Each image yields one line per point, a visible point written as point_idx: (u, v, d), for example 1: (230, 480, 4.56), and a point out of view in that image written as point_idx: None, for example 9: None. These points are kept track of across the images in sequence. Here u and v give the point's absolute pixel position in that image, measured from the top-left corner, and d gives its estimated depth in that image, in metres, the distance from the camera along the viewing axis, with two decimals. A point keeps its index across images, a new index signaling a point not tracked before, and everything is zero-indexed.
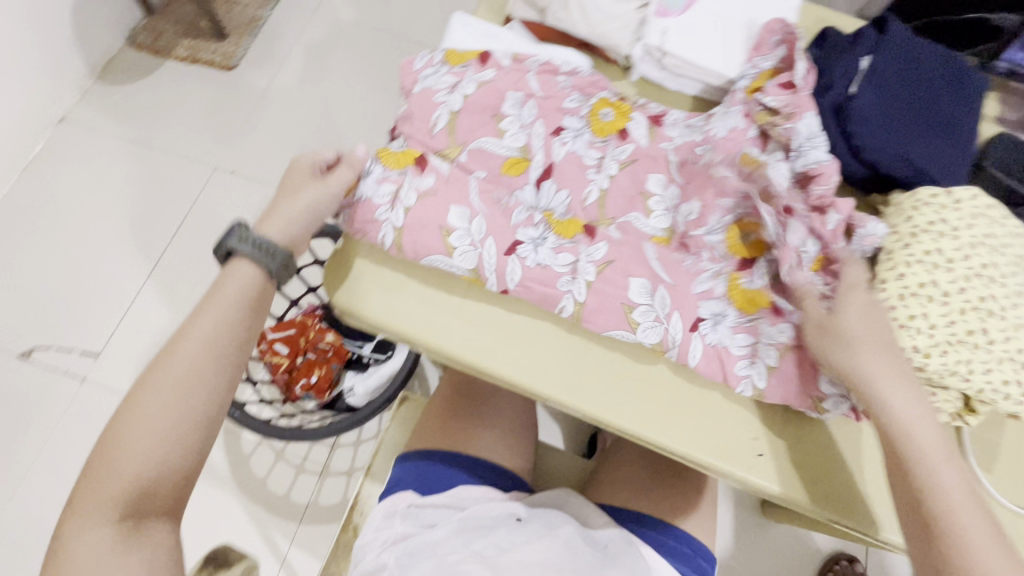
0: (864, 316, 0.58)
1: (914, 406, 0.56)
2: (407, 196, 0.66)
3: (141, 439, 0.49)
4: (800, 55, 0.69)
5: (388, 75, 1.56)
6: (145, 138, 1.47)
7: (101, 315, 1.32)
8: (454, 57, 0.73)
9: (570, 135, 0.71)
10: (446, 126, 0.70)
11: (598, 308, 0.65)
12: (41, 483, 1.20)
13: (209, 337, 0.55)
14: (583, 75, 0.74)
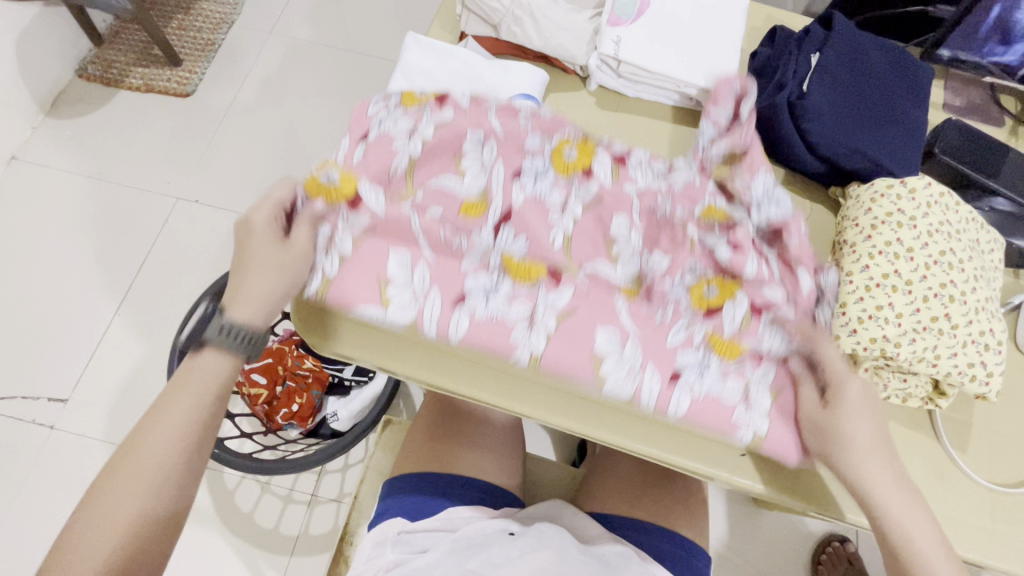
0: (867, 419, 0.57)
1: (911, 511, 0.55)
2: (342, 240, 0.62)
3: (108, 532, 0.46)
4: (749, 101, 0.65)
5: (350, 92, 1.54)
6: (102, 171, 1.43)
7: (67, 357, 1.27)
8: (410, 98, 0.70)
9: (530, 178, 0.69)
10: (405, 172, 0.67)
11: (558, 354, 0.61)
12: (14, 540, 1.14)
13: (177, 421, 0.51)
14: (544, 117, 0.72)
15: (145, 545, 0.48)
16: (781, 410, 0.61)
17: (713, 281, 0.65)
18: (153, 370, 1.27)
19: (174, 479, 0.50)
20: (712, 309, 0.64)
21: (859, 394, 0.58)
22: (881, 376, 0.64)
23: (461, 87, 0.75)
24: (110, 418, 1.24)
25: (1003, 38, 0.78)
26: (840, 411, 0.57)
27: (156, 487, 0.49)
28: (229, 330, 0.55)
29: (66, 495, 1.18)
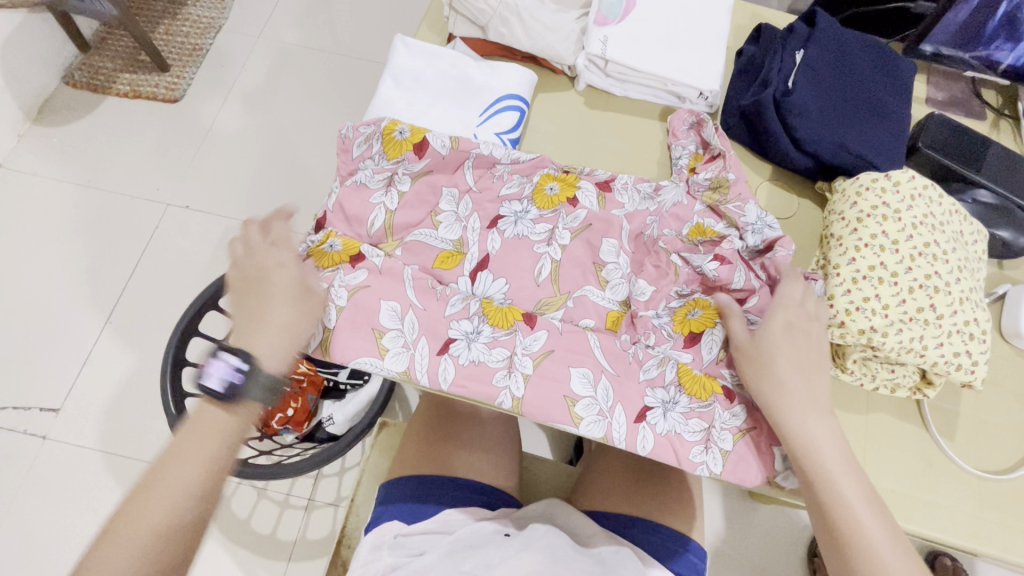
0: (788, 347, 0.57)
1: (820, 425, 0.54)
2: (338, 294, 0.62)
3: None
4: (716, 134, 0.73)
5: (339, 96, 1.54)
6: (91, 178, 1.42)
7: (59, 367, 1.26)
8: (392, 146, 0.70)
9: (509, 222, 0.69)
10: (383, 225, 0.68)
11: (536, 401, 0.60)
12: (8, 552, 1.13)
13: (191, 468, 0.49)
14: (524, 160, 0.72)
15: None
16: (743, 451, 0.61)
17: (697, 306, 0.67)
18: (146, 378, 1.27)
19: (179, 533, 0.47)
20: (693, 335, 0.66)
21: (785, 324, 0.58)
22: (869, 366, 0.64)
23: (449, 91, 0.76)
24: (103, 427, 1.23)
25: (1010, 36, 0.79)
26: (765, 339, 0.58)
27: (158, 536, 0.46)
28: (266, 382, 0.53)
29: (62, 504, 1.17)
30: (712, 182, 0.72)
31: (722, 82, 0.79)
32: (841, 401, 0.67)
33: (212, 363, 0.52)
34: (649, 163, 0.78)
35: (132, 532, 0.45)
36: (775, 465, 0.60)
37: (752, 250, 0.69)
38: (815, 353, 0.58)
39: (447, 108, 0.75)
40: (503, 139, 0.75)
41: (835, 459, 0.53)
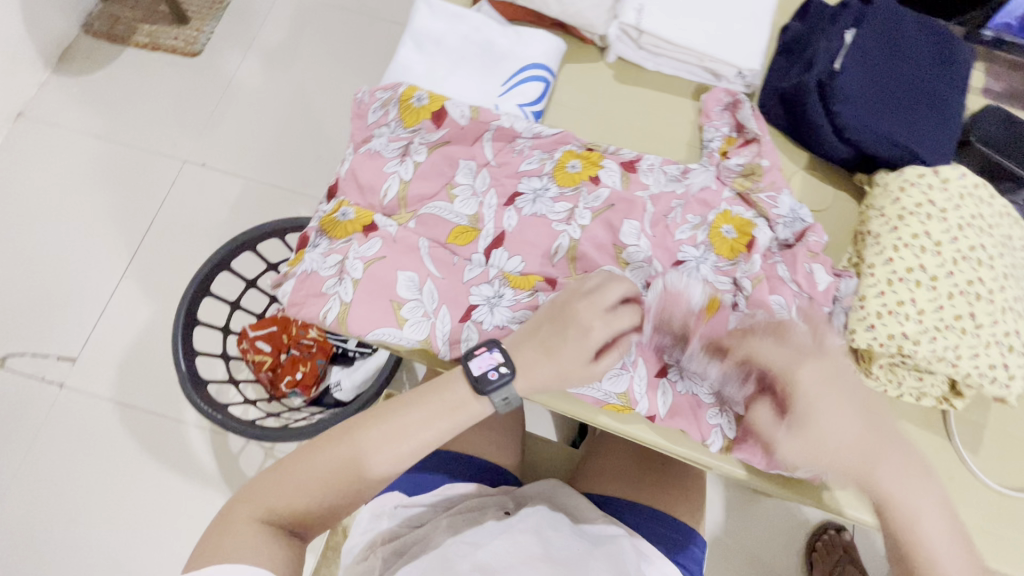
0: (844, 416, 0.51)
1: (910, 494, 0.51)
2: (354, 267, 0.62)
3: (327, 458, 0.56)
4: (753, 118, 0.70)
5: (360, 58, 1.49)
6: (109, 131, 1.41)
7: (76, 318, 1.28)
8: (409, 113, 0.67)
9: (528, 200, 0.66)
10: (397, 196, 0.66)
11: None
12: (30, 493, 1.18)
13: (417, 417, 0.58)
14: (546, 135, 0.68)
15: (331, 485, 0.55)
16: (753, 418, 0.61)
17: (728, 223, 0.66)
18: (159, 334, 1.28)
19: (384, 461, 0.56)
20: (726, 258, 0.65)
21: (814, 382, 0.52)
22: (896, 373, 0.61)
23: (470, 57, 0.72)
24: (118, 379, 1.25)
25: None
26: (812, 417, 0.52)
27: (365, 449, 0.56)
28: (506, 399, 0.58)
29: (77, 451, 1.20)
30: (745, 168, 0.69)
31: (763, 60, 0.74)
32: None
33: (487, 351, 0.58)
34: (678, 143, 0.73)
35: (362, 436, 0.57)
36: None
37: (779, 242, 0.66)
38: (864, 399, 0.53)
39: (466, 75, 0.71)
40: (526, 112, 0.71)
41: (932, 525, 0.50)
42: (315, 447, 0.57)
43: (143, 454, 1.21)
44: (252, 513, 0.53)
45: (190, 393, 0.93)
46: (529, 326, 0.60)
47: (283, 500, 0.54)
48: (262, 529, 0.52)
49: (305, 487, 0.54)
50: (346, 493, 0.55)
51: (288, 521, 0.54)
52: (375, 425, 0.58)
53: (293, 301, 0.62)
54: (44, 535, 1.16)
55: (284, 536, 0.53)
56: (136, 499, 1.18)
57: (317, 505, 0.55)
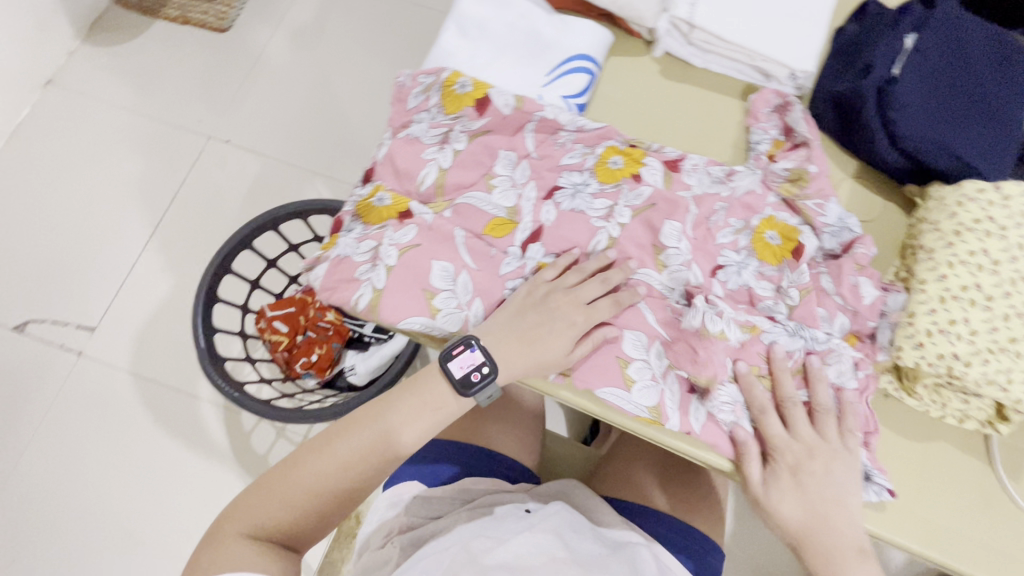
0: (796, 505, 0.58)
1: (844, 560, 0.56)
2: (388, 253, 0.60)
3: (314, 469, 0.54)
4: (805, 120, 0.67)
5: (387, 41, 1.47)
6: (134, 103, 1.41)
7: (96, 288, 1.29)
8: (452, 99, 0.65)
9: (567, 194, 0.64)
10: (434, 184, 0.64)
11: (588, 366, 0.60)
12: (45, 458, 1.19)
13: (409, 414, 0.57)
14: (590, 128, 0.66)
15: (322, 495, 0.54)
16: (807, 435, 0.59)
17: (772, 229, 0.64)
18: (176, 309, 1.28)
19: (375, 463, 0.55)
20: (771, 265, 0.63)
21: (790, 468, 0.58)
22: (941, 395, 0.60)
23: (516, 45, 0.70)
24: (134, 351, 1.25)
25: None
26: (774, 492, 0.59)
27: (355, 454, 0.55)
28: (491, 396, 0.58)
29: (93, 420, 1.21)
30: (792, 173, 0.66)
31: (818, 62, 0.71)
32: (899, 427, 0.62)
33: (467, 349, 0.57)
34: (724, 144, 0.71)
35: (352, 441, 0.55)
36: None
37: (823, 252, 0.64)
38: (828, 495, 0.57)
39: (510, 64, 0.70)
40: (569, 104, 0.69)
41: None
42: (297, 459, 0.54)
43: (157, 427, 1.22)
44: (240, 530, 0.52)
45: (208, 370, 0.93)
46: (507, 314, 0.60)
47: (272, 515, 0.53)
48: (251, 544, 0.51)
49: (291, 501, 0.53)
50: (338, 502, 0.54)
51: (278, 535, 0.53)
52: (356, 431, 0.56)
53: (324, 285, 0.61)
54: (57, 500, 1.17)
55: (276, 548, 0.52)
56: (147, 471, 1.19)
57: (308, 518, 0.54)
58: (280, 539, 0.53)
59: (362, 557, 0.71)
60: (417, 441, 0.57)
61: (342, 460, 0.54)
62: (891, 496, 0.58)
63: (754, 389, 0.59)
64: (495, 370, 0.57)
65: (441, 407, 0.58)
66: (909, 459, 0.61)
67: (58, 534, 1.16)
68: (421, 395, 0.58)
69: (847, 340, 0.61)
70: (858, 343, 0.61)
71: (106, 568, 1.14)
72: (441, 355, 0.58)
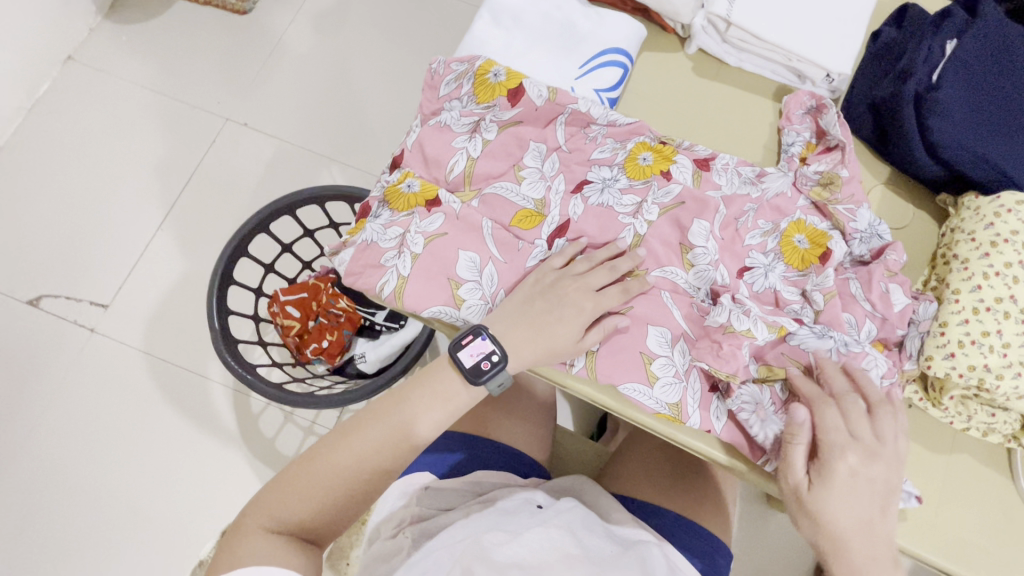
0: (849, 512, 0.49)
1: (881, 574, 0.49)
2: (415, 241, 0.60)
3: (331, 459, 0.53)
4: (840, 123, 0.66)
5: (407, 30, 1.46)
6: (154, 82, 1.41)
7: (111, 265, 1.29)
8: (484, 88, 0.65)
9: (595, 189, 0.64)
10: (463, 173, 0.64)
11: (608, 360, 0.59)
12: (55, 432, 1.20)
13: (426, 403, 0.56)
14: (621, 124, 0.66)
15: (341, 486, 0.53)
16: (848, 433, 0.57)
17: (801, 233, 0.64)
18: (189, 289, 1.28)
19: (394, 451, 0.54)
20: (797, 269, 0.63)
21: (849, 473, 0.50)
22: (968, 406, 0.58)
23: (550, 37, 0.70)
24: (146, 330, 1.26)
25: None
26: (822, 492, 0.50)
27: (373, 444, 0.54)
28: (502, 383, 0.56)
29: (105, 396, 1.22)
30: (823, 176, 0.65)
31: (854, 65, 0.70)
32: (923, 438, 0.61)
33: (476, 338, 0.55)
34: (756, 145, 0.70)
35: (370, 431, 0.55)
36: None
37: (852, 258, 0.64)
38: (879, 503, 0.50)
39: (543, 55, 0.69)
40: (601, 98, 0.68)
41: None
42: (316, 453, 0.54)
43: (167, 406, 1.22)
44: (261, 524, 0.51)
45: (222, 351, 0.93)
46: (514, 303, 0.58)
47: (294, 508, 0.52)
48: (272, 538, 0.50)
49: (310, 493, 0.52)
50: (358, 494, 0.54)
51: (299, 528, 0.52)
52: (373, 424, 0.55)
53: (349, 271, 0.61)
54: (64, 474, 1.18)
55: (297, 543, 0.51)
56: (155, 449, 1.20)
57: (327, 510, 0.53)
58: (303, 533, 0.52)
59: (371, 546, 0.71)
60: (436, 429, 0.56)
61: (361, 453, 0.53)
62: (918, 503, 0.55)
63: (806, 384, 0.55)
64: (505, 358, 0.55)
65: (459, 394, 0.57)
66: (931, 470, 0.61)
67: (66, 508, 1.17)
68: (437, 384, 0.57)
69: (875, 347, 0.60)
70: (885, 350, 0.60)
71: (113, 544, 1.15)
72: (450, 344, 0.56)
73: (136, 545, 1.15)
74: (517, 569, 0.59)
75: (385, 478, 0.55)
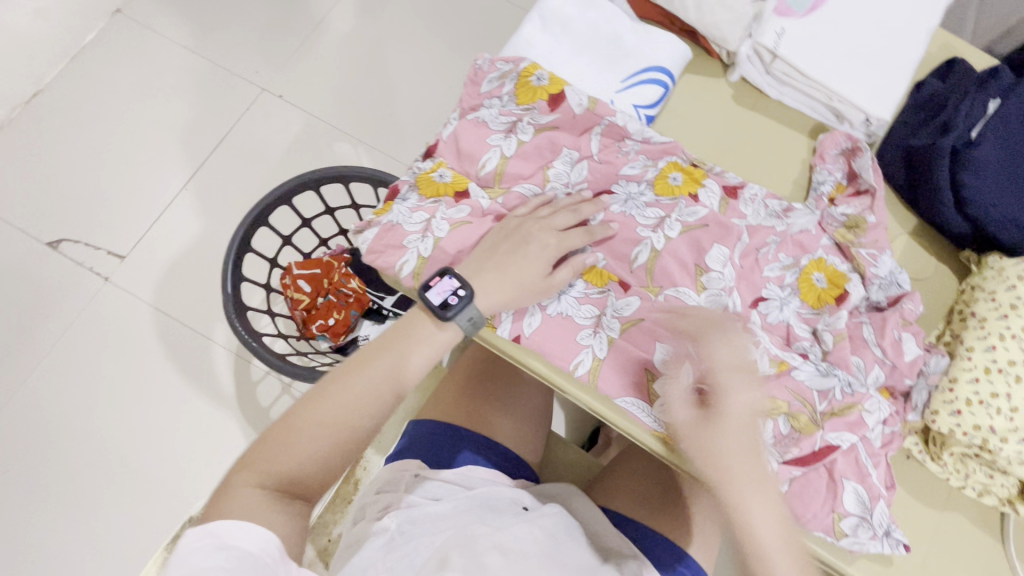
0: (727, 434, 0.50)
1: (765, 506, 0.49)
2: (439, 226, 0.62)
3: (327, 404, 0.53)
4: (870, 168, 0.66)
5: (448, 26, 1.47)
6: (195, 45, 1.43)
7: (132, 218, 1.31)
8: (526, 92, 0.66)
9: (620, 200, 0.65)
10: (494, 170, 0.65)
11: (617, 373, 0.59)
12: (57, 374, 1.22)
13: (416, 348, 0.57)
14: (655, 142, 0.66)
15: (342, 429, 0.53)
16: (816, 483, 0.57)
17: (821, 271, 0.64)
18: (204, 251, 1.30)
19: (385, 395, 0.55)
20: (811, 306, 0.63)
21: (723, 399, 0.51)
22: (966, 465, 0.59)
23: (596, 47, 0.70)
24: (158, 285, 1.28)
25: None
26: (706, 417, 0.51)
27: (366, 387, 0.54)
28: (472, 319, 0.57)
29: (110, 347, 1.24)
30: (848, 220, 0.66)
31: (893, 112, 0.70)
32: (920, 492, 0.61)
33: (442, 277, 0.57)
34: (785, 178, 0.71)
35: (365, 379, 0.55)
36: (844, 500, 0.56)
37: (868, 303, 0.64)
38: (752, 432, 0.51)
39: (588, 64, 0.70)
40: (639, 114, 0.69)
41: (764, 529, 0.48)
42: (303, 405, 0.53)
43: (169, 364, 1.24)
44: (250, 481, 0.49)
45: (231, 315, 0.93)
46: (482, 247, 0.60)
47: (280, 460, 0.51)
48: (261, 493, 0.49)
49: (300, 443, 0.51)
50: (350, 441, 0.53)
51: (288, 485, 0.50)
52: (357, 375, 0.55)
53: (371, 248, 0.62)
54: (60, 417, 1.20)
55: (283, 500, 0.49)
56: (151, 403, 1.22)
57: (320, 463, 0.52)
58: (288, 488, 0.51)
59: (356, 526, 0.72)
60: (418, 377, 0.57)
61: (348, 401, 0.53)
62: (905, 552, 0.55)
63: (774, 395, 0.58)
64: (467, 288, 0.56)
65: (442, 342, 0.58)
66: (922, 526, 0.60)
67: (60, 451, 1.18)
68: (425, 334, 0.57)
69: (881, 393, 0.60)
70: (890, 399, 0.61)
71: (100, 493, 1.16)
72: (418, 287, 0.57)
73: (122, 497, 1.17)
74: (497, 551, 0.61)
75: (370, 427, 0.55)
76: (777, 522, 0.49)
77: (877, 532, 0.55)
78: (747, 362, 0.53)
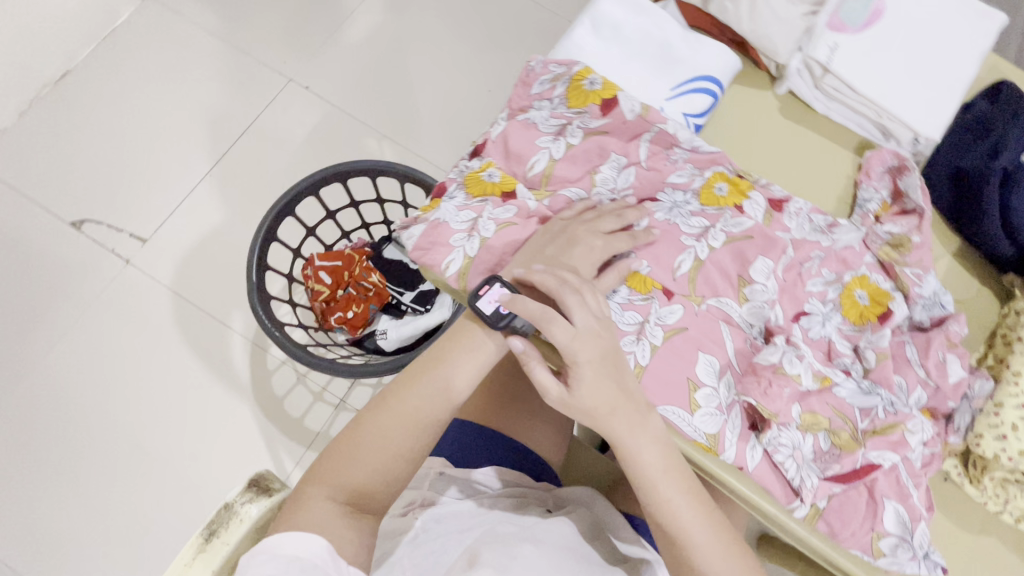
0: (593, 393, 0.53)
1: (653, 448, 0.53)
2: (486, 226, 0.62)
3: (382, 414, 0.56)
4: (917, 187, 0.65)
5: (477, 26, 1.47)
6: (225, 32, 1.43)
7: (155, 202, 1.32)
8: (578, 96, 0.67)
9: (666, 207, 0.64)
10: (543, 172, 0.65)
11: (658, 382, 0.57)
12: (73, 353, 1.23)
13: (465, 358, 0.58)
14: (703, 151, 0.66)
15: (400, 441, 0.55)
16: (855, 501, 0.56)
17: (863, 289, 0.63)
18: (226, 238, 1.30)
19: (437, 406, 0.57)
20: (853, 323, 0.63)
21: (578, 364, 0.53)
22: (1006, 490, 0.59)
23: (646, 53, 0.71)
24: (178, 270, 1.28)
25: None
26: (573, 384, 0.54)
27: (418, 397, 0.57)
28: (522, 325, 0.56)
29: (128, 329, 1.25)
30: (893, 238, 0.65)
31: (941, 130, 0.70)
32: (954, 513, 0.61)
33: (491, 286, 0.57)
34: (829, 194, 0.70)
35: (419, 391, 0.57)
36: (886, 520, 0.55)
37: (909, 322, 0.64)
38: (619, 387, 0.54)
39: (638, 70, 0.70)
40: (688, 122, 0.69)
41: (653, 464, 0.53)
42: (363, 416, 0.56)
43: (186, 348, 1.24)
44: (322, 493, 0.53)
45: (255, 303, 0.93)
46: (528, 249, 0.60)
47: (346, 473, 0.54)
48: (331, 506, 0.52)
49: (358, 452, 0.55)
50: (407, 452, 0.56)
51: (355, 497, 0.54)
52: (412, 387, 0.57)
53: (417, 245, 0.62)
54: (75, 396, 1.20)
55: (351, 513, 0.53)
56: (166, 386, 1.22)
57: (382, 476, 0.55)
58: (354, 501, 0.53)
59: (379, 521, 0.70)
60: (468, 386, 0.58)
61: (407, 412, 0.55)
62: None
63: (815, 411, 0.58)
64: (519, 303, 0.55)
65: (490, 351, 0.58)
66: (955, 547, 0.60)
67: (73, 431, 1.19)
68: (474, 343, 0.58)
69: (924, 414, 0.60)
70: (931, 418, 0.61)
71: (110, 474, 1.17)
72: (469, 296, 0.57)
73: (134, 479, 1.17)
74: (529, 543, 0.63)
75: (426, 438, 0.57)
76: (665, 461, 0.54)
77: (917, 554, 0.55)
78: (584, 319, 0.54)
